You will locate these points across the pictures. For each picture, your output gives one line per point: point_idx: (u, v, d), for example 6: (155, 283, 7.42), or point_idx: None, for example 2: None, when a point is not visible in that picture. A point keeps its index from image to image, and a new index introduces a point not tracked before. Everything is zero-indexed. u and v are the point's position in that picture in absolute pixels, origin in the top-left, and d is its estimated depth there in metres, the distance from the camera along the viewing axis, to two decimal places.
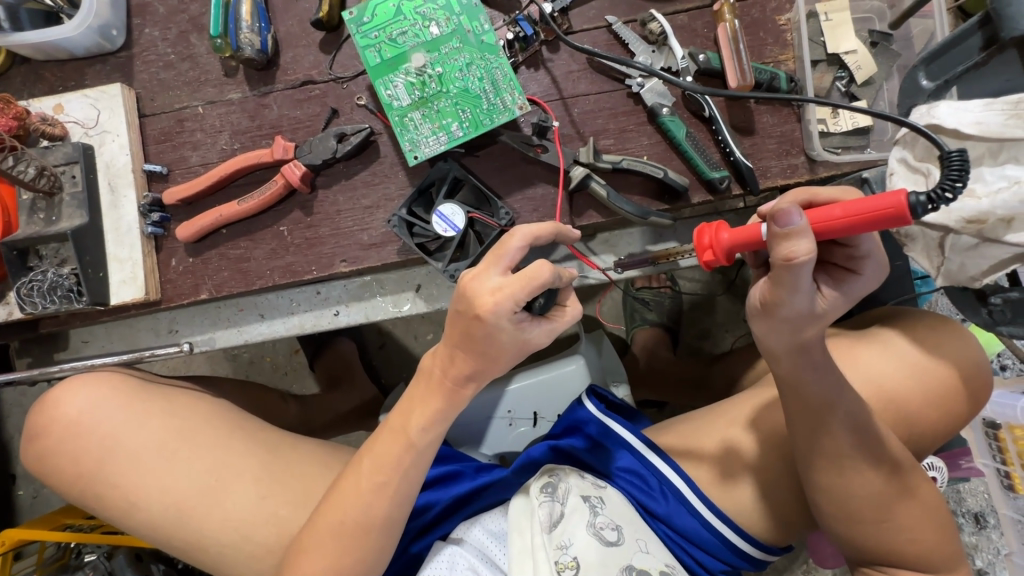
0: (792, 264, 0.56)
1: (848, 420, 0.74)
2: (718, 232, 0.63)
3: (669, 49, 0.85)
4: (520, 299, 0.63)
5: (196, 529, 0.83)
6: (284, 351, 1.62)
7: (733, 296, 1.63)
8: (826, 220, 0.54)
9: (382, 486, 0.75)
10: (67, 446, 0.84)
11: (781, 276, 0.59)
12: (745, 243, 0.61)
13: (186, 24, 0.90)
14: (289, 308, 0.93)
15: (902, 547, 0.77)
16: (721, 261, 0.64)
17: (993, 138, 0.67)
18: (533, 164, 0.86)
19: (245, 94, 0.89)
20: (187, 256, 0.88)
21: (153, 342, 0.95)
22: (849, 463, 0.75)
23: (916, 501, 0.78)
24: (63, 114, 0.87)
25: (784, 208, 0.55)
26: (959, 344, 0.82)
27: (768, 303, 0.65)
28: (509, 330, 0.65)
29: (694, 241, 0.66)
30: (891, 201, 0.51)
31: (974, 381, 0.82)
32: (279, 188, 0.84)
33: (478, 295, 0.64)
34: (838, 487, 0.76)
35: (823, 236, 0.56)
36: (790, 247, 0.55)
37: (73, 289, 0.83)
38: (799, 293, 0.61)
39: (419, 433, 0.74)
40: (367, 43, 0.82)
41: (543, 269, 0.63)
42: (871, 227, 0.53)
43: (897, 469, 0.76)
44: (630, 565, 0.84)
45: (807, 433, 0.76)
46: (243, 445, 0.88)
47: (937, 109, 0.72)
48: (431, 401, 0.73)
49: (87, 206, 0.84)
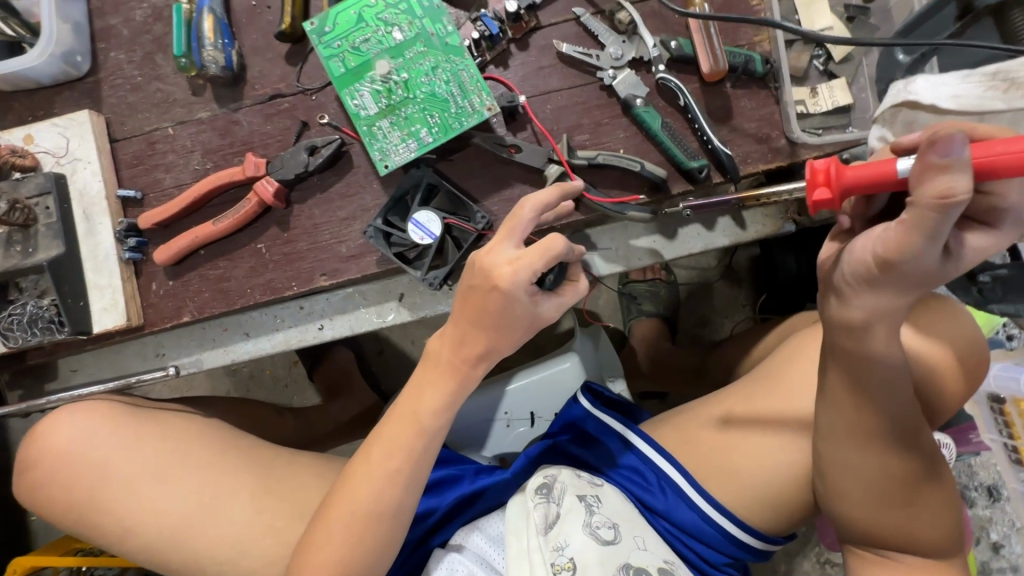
0: (944, 207, 0.45)
1: (886, 398, 0.68)
2: (838, 168, 0.53)
3: (640, 38, 0.82)
4: (538, 270, 0.65)
5: (192, 549, 0.83)
6: (283, 363, 1.63)
7: (730, 281, 1.63)
8: (993, 154, 0.45)
9: (395, 472, 0.74)
10: (57, 477, 0.84)
11: (920, 224, 0.47)
12: (870, 182, 0.51)
13: (151, 45, 0.89)
14: (274, 324, 0.92)
15: (915, 535, 0.78)
16: (835, 203, 0.53)
17: (973, 111, 0.65)
18: (507, 165, 0.85)
19: (215, 112, 0.88)
20: (167, 279, 0.88)
21: (140, 367, 0.93)
22: (887, 447, 0.73)
23: (937, 491, 0.77)
24: (34, 145, 0.86)
25: (952, 130, 0.44)
26: (959, 323, 0.81)
27: (878, 260, 0.52)
28: (524, 302, 0.67)
29: (802, 178, 0.55)
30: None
31: (973, 360, 0.81)
32: (253, 205, 0.83)
33: (495, 266, 0.66)
34: (856, 464, 0.75)
35: (981, 177, 0.46)
36: (946, 181, 0.44)
37: (55, 320, 0.83)
38: (930, 252, 0.48)
39: (430, 417, 0.74)
40: (330, 52, 0.80)
41: (558, 240, 0.65)
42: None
43: (924, 455, 0.75)
44: (627, 565, 0.83)
45: (843, 416, 0.72)
46: (235, 462, 0.88)
47: (914, 84, 0.68)
48: (442, 383, 0.73)
49: (64, 236, 0.84)
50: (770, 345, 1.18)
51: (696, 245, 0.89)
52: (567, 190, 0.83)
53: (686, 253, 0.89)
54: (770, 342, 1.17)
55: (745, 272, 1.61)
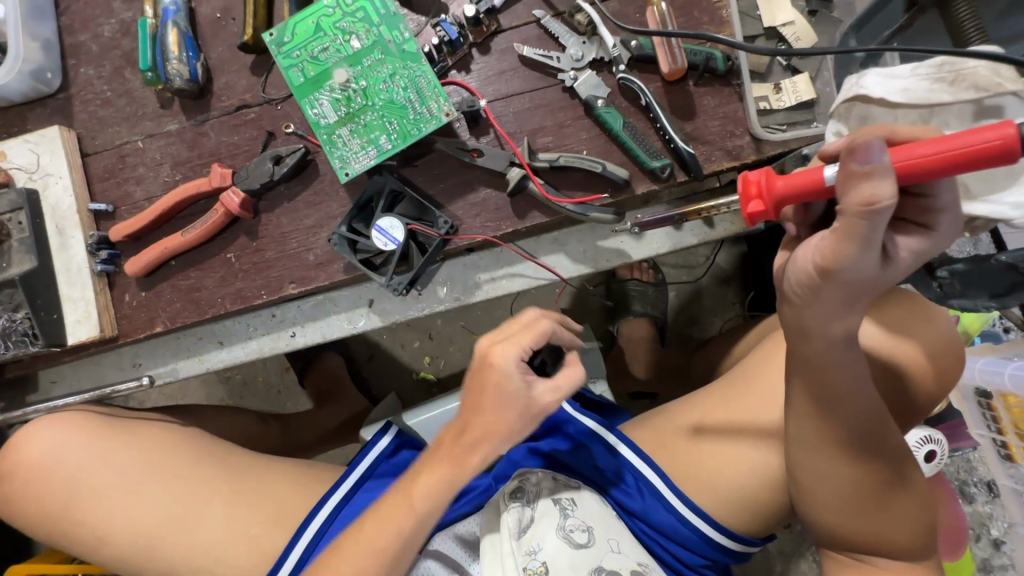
0: (871, 212, 0.47)
1: (853, 400, 0.68)
2: (770, 180, 0.58)
3: (600, 38, 0.82)
4: (523, 347, 0.72)
5: (165, 557, 0.84)
6: (274, 370, 1.64)
7: (718, 279, 1.61)
8: (912, 159, 0.47)
9: (381, 552, 0.73)
10: (33, 488, 0.86)
11: (850, 232, 0.50)
12: (799, 192, 0.56)
13: (120, 60, 0.90)
14: (247, 333, 0.93)
15: (893, 539, 0.77)
16: (769, 212, 0.59)
17: (922, 105, 0.65)
18: (471, 169, 0.85)
19: (183, 124, 0.89)
20: (139, 290, 0.89)
21: (117, 377, 0.94)
22: (857, 452, 0.72)
23: (911, 492, 0.77)
24: (7, 162, 0.88)
25: (867, 140, 0.47)
26: (928, 320, 0.82)
27: (818, 268, 0.54)
28: (516, 380, 0.71)
29: (739, 191, 0.61)
30: (997, 134, 0.44)
31: (944, 359, 0.81)
32: (220, 216, 0.84)
33: (491, 347, 0.74)
34: (830, 470, 0.73)
35: (907, 179, 0.48)
36: (869, 189, 0.47)
37: (29, 333, 0.84)
38: (865, 257, 0.51)
39: (424, 501, 0.74)
40: (290, 62, 0.81)
41: (545, 324, 0.74)
42: (963, 168, 0.46)
43: (896, 457, 0.75)
44: (600, 568, 0.82)
45: (813, 422, 0.70)
46: (209, 471, 0.89)
47: (866, 79, 0.66)
48: (440, 467, 0.74)
49: (36, 250, 0.85)
50: (753, 343, 1.17)
51: (664, 244, 0.88)
52: (531, 192, 0.83)
53: (654, 252, 0.89)
54: (753, 341, 1.16)
55: (733, 269, 1.60)
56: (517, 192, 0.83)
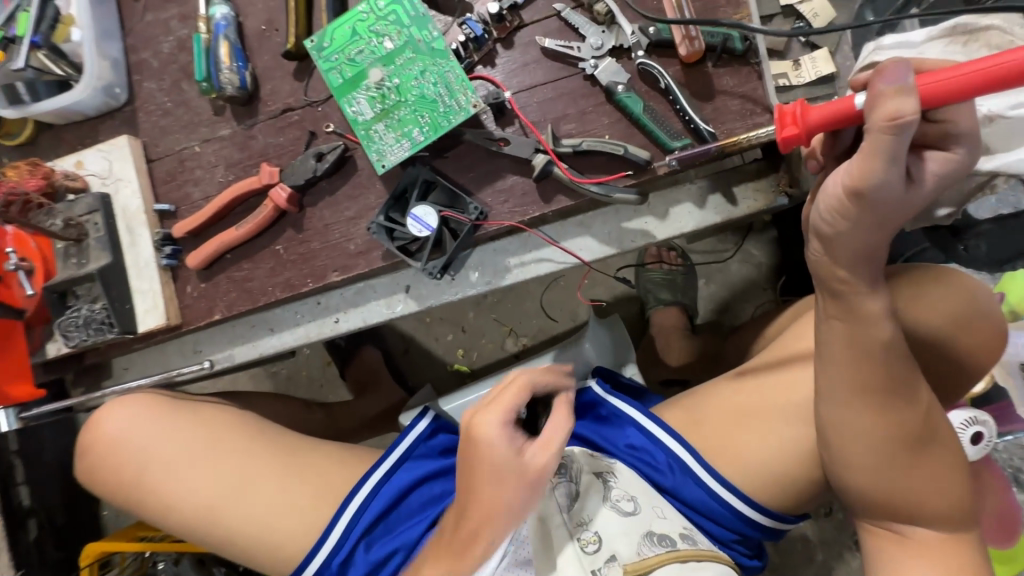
0: (896, 126, 0.51)
1: (875, 344, 0.69)
2: (804, 109, 0.61)
3: (619, 27, 0.86)
4: (507, 411, 0.78)
5: (224, 523, 0.92)
6: (318, 364, 1.73)
7: (749, 264, 1.60)
8: (941, 80, 0.52)
9: None
10: (107, 461, 0.95)
11: (877, 149, 0.53)
12: (833, 120, 0.59)
13: (178, 73, 0.99)
14: (294, 320, 1.00)
15: (932, 503, 0.76)
16: (802, 138, 0.61)
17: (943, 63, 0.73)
18: (499, 158, 0.90)
19: (234, 128, 0.97)
20: (199, 282, 0.97)
21: (181, 363, 1.03)
22: (886, 401, 0.72)
23: (944, 453, 0.76)
24: (83, 169, 0.98)
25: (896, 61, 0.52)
26: (968, 296, 0.84)
27: (848, 191, 0.57)
28: (506, 453, 0.77)
29: (773, 120, 0.63)
30: (1014, 57, 0.50)
31: (987, 327, 0.85)
32: (269, 211, 0.92)
33: (475, 429, 0.78)
34: (858, 423, 0.74)
35: (938, 100, 0.52)
36: (894, 105, 0.51)
37: (106, 321, 0.93)
38: (892, 175, 0.54)
39: None
40: (329, 65, 0.88)
41: (518, 395, 0.79)
42: (989, 87, 0.51)
43: (925, 412, 0.74)
44: (651, 532, 0.86)
45: (841, 370, 0.72)
46: (261, 447, 0.96)
47: (880, 49, 0.74)
48: (443, 559, 0.78)
49: (110, 247, 0.95)
50: (784, 325, 1.17)
51: (688, 223, 0.90)
52: (556, 177, 0.86)
53: (677, 231, 0.90)
54: (783, 322, 1.16)
55: (764, 254, 1.59)
56: (544, 177, 0.87)
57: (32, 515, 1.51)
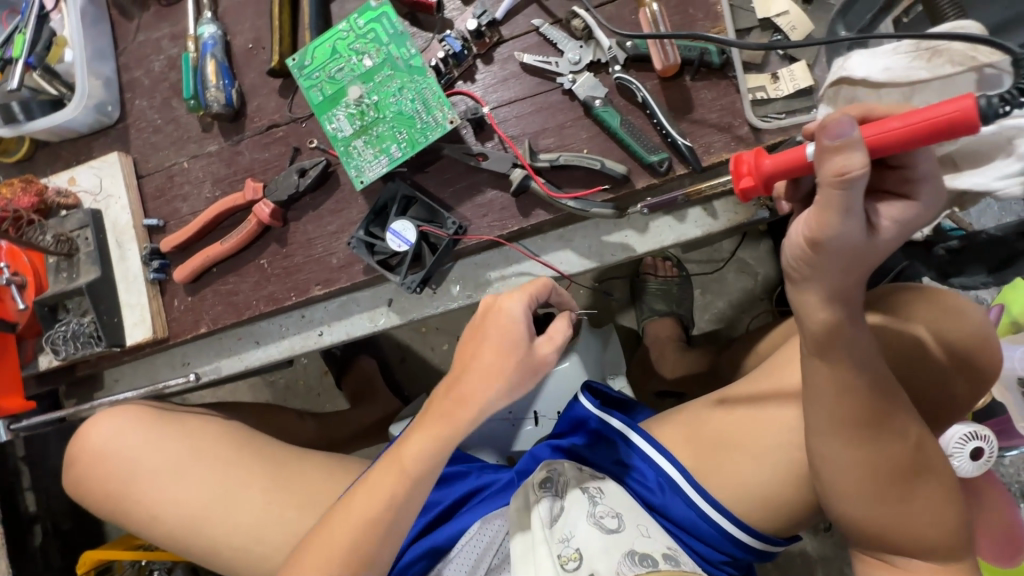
0: (845, 181, 0.50)
1: (858, 370, 0.67)
2: (759, 159, 0.61)
3: (597, 41, 0.86)
4: (531, 295, 0.78)
5: (208, 535, 0.93)
6: (315, 373, 1.74)
7: (746, 275, 1.58)
8: (881, 133, 0.50)
9: (371, 522, 0.76)
10: (96, 471, 0.97)
11: (829, 202, 0.52)
12: (787, 169, 0.59)
13: (168, 91, 1.01)
14: (279, 333, 1.00)
15: (925, 535, 0.73)
16: (760, 189, 0.62)
17: (903, 83, 0.72)
18: (478, 173, 0.90)
19: (221, 144, 0.99)
20: (186, 295, 0.99)
21: (169, 375, 1.04)
22: (873, 435, 0.70)
23: (935, 481, 0.74)
24: (76, 186, 1.00)
25: (838, 116, 0.50)
26: (955, 322, 0.83)
27: (808, 241, 0.56)
28: (521, 329, 0.76)
29: (732, 171, 0.65)
30: (956, 106, 0.48)
31: (979, 350, 0.83)
32: (253, 226, 0.93)
33: (497, 303, 0.79)
34: (848, 456, 0.71)
35: (878, 152, 0.51)
36: (840, 161, 0.50)
37: (94, 335, 0.95)
38: (850, 225, 0.53)
39: (413, 463, 0.77)
40: (310, 83, 0.89)
41: (542, 287, 0.80)
42: (931, 139, 0.49)
43: (913, 443, 0.72)
44: (632, 551, 0.84)
45: (826, 404, 0.69)
46: (248, 460, 0.97)
47: (850, 61, 0.75)
48: (437, 426, 0.77)
49: (100, 262, 0.97)
50: (775, 338, 1.15)
51: (668, 237, 0.89)
52: (534, 192, 0.87)
53: (658, 245, 0.90)
54: (775, 336, 1.15)
55: (761, 264, 1.57)
56: (521, 193, 0.88)
57: (37, 521, 1.54)
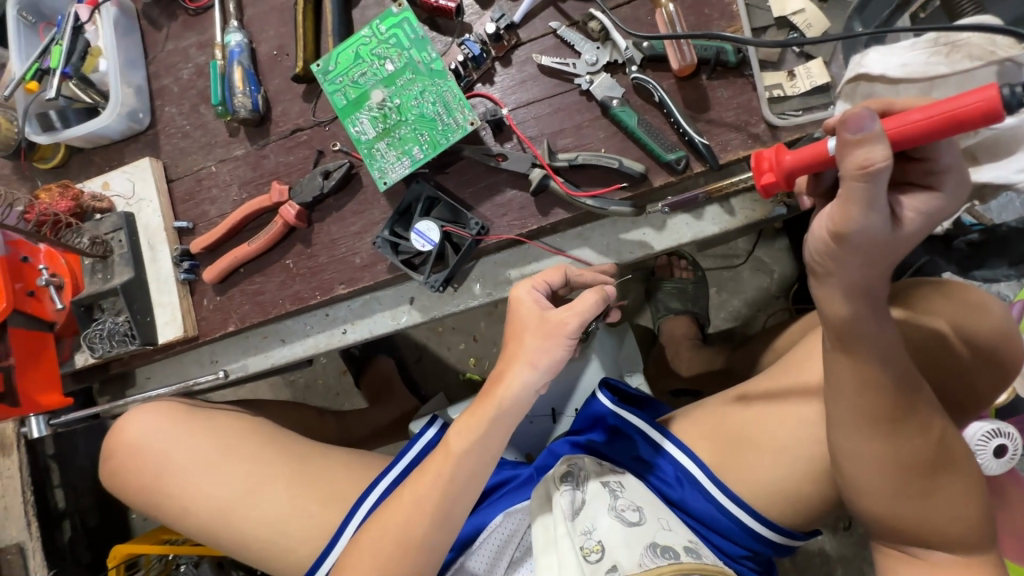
0: (868, 175, 0.51)
1: (881, 364, 0.67)
2: (779, 155, 0.62)
3: (613, 42, 0.87)
4: (539, 281, 0.84)
5: (237, 527, 0.95)
6: (334, 372, 1.77)
7: (761, 273, 1.58)
8: (902, 125, 0.51)
9: (422, 501, 0.80)
10: (129, 466, 1.00)
11: (852, 196, 0.53)
12: (808, 162, 0.59)
13: (196, 97, 1.05)
14: (304, 331, 1.03)
15: (950, 527, 0.73)
16: (781, 184, 0.63)
17: (922, 78, 0.73)
18: (497, 174, 0.92)
19: (248, 149, 1.02)
20: (215, 295, 1.02)
21: (198, 373, 1.07)
22: (897, 429, 0.70)
23: (959, 475, 0.74)
24: (110, 190, 1.04)
25: (858, 111, 0.51)
26: (976, 316, 0.83)
27: (831, 234, 0.57)
28: (533, 307, 0.81)
29: (755, 167, 0.66)
30: (979, 97, 0.49)
31: (1001, 344, 0.84)
32: (279, 227, 0.96)
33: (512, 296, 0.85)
34: (871, 449, 0.71)
35: (900, 145, 0.52)
36: (863, 153, 0.50)
37: (128, 333, 0.99)
38: (874, 218, 0.54)
39: (457, 443, 0.81)
40: (334, 88, 0.92)
41: (554, 272, 0.84)
42: (953, 129, 0.50)
43: (936, 437, 0.72)
44: (654, 544, 0.85)
45: (849, 397, 0.69)
46: (275, 455, 1.00)
47: (866, 58, 0.76)
48: (477, 409, 0.81)
49: (133, 263, 1.00)
50: (792, 335, 1.15)
51: (686, 234, 0.90)
52: (553, 191, 0.88)
53: (676, 243, 0.91)
54: (792, 332, 1.15)
55: (777, 261, 1.57)
56: (540, 192, 0.89)
57: (67, 516, 1.58)
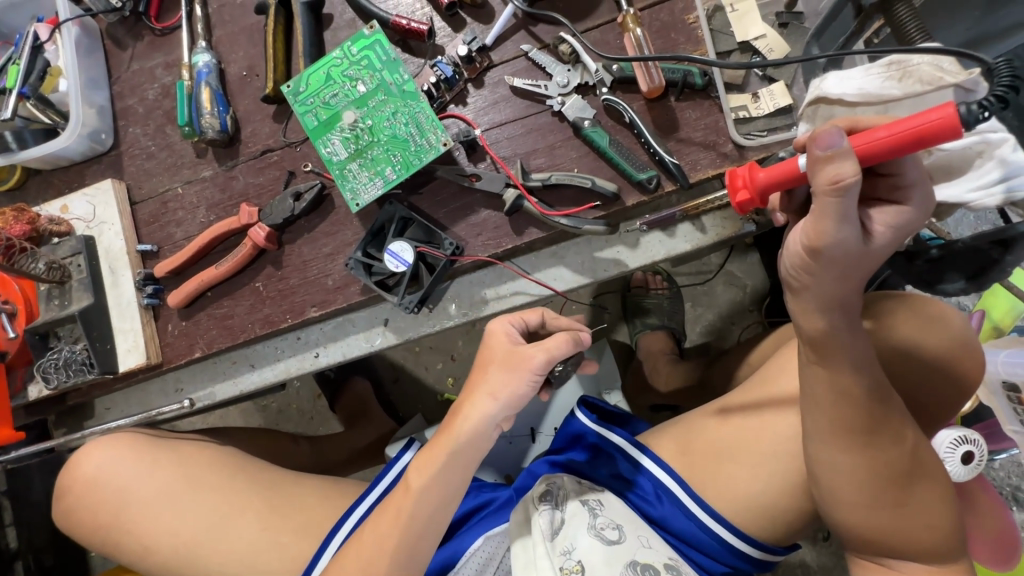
0: (839, 189, 0.52)
1: (855, 377, 0.68)
2: (753, 172, 0.64)
3: (584, 65, 0.89)
4: (515, 318, 0.85)
5: (203, 563, 0.91)
6: (308, 397, 1.73)
7: (735, 287, 1.61)
8: (869, 142, 0.53)
9: (384, 540, 0.78)
10: (86, 502, 0.95)
11: (825, 210, 0.54)
12: (781, 179, 0.62)
13: (162, 118, 1.03)
14: (274, 355, 1.00)
15: (923, 537, 0.74)
16: (756, 201, 0.65)
17: (878, 101, 0.77)
18: (472, 194, 0.92)
19: (216, 170, 1.00)
20: (180, 320, 0.98)
21: (162, 402, 1.02)
22: (870, 442, 0.71)
23: (930, 484, 0.76)
24: (69, 213, 1.00)
25: (827, 128, 0.53)
26: (939, 328, 0.86)
27: (807, 248, 0.58)
28: (506, 344, 0.81)
29: (729, 185, 0.68)
30: (939, 114, 0.51)
31: (966, 358, 0.86)
32: (248, 249, 0.93)
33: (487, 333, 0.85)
34: (846, 461, 0.72)
35: (867, 160, 0.54)
36: (833, 169, 0.52)
37: (86, 362, 0.94)
38: (847, 231, 0.55)
39: (417, 478, 0.79)
40: (305, 109, 0.91)
41: (532, 312, 0.86)
42: (918, 145, 0.52)
43: (909, 448, 0.74)
44: (634, 561, 0.85)
45: (825, 409, 0.70)
46: (242, 485, 0.96)
47: (826, 82, 0.80)
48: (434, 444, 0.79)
49: (92, 288, 0.96)
50: (767, 348, 1.17)
51: (659, 251, 0.91)
52: (527, 211, 0.89)
53: (650, 260, 0.91)
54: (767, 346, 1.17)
55: (750, 275, 1.60)
56: (515, 211, 0.89)
57: (18, 558, 1.49)
